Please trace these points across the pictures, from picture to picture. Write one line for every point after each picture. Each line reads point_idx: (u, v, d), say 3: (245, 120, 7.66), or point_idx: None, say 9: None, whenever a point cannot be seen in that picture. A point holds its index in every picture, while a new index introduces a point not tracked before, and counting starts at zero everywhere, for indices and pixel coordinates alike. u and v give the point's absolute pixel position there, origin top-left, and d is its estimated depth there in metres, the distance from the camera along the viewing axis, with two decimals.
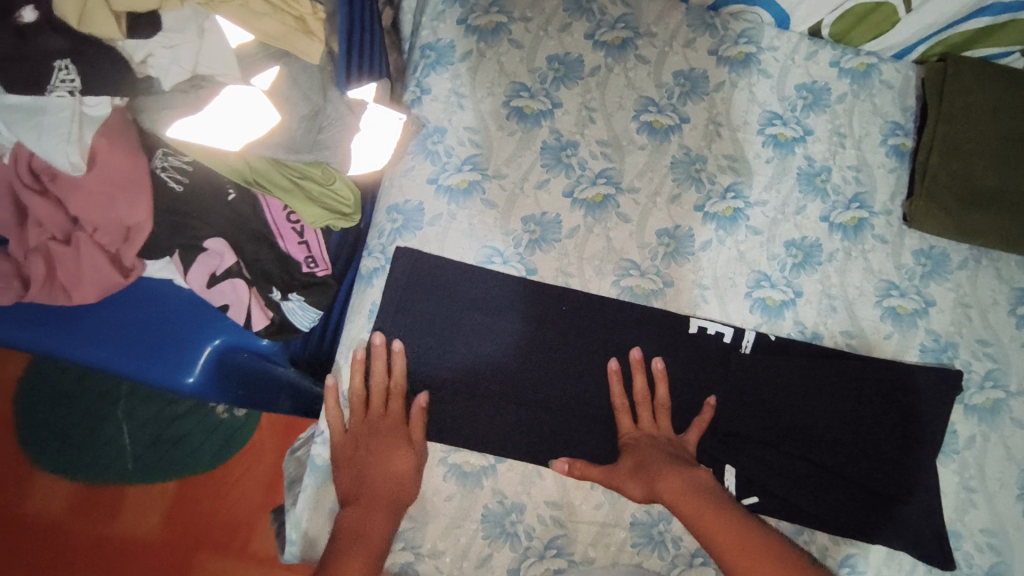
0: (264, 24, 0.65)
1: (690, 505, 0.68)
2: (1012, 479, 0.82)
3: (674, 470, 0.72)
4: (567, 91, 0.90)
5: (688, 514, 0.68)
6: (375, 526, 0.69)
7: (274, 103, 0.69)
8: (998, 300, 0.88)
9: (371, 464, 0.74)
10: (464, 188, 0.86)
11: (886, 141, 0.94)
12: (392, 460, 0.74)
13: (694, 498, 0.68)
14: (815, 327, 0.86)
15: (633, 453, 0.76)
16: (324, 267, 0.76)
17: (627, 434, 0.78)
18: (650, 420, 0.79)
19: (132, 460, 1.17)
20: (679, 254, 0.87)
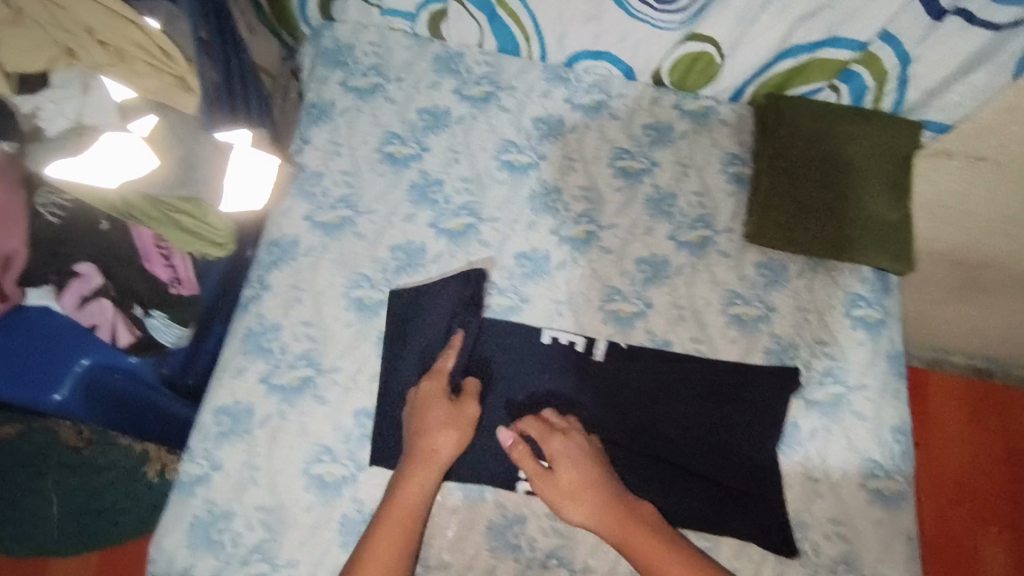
0: (145, 82, 0.78)
1: (645, 548, 0.75)
2: (854, 469, 0.86)
3: (628, 509, 0.78)
4: (435, 138, 1.02)
5: (634, 551, 0.75)
6: (407, 490, 0.77)
7: (150, 148, 0.77)
8: (834, 304, 0.96)
9: (426, 439, 0.80)
10: (337, 223, 0.95)
11: (726, 169, 1.04)
12: (442, 441, 0.80)
13: (643, 535, 0.76)
14: (665, 334, 0.93)
15: (569, 467, 0.79)
16: (190, 287, 0.85)
17: (537, 429, 0.82)
18: (561, 417, 0.83)
19: (57, 530, 1.17)
20: (535, 273, 0.95)
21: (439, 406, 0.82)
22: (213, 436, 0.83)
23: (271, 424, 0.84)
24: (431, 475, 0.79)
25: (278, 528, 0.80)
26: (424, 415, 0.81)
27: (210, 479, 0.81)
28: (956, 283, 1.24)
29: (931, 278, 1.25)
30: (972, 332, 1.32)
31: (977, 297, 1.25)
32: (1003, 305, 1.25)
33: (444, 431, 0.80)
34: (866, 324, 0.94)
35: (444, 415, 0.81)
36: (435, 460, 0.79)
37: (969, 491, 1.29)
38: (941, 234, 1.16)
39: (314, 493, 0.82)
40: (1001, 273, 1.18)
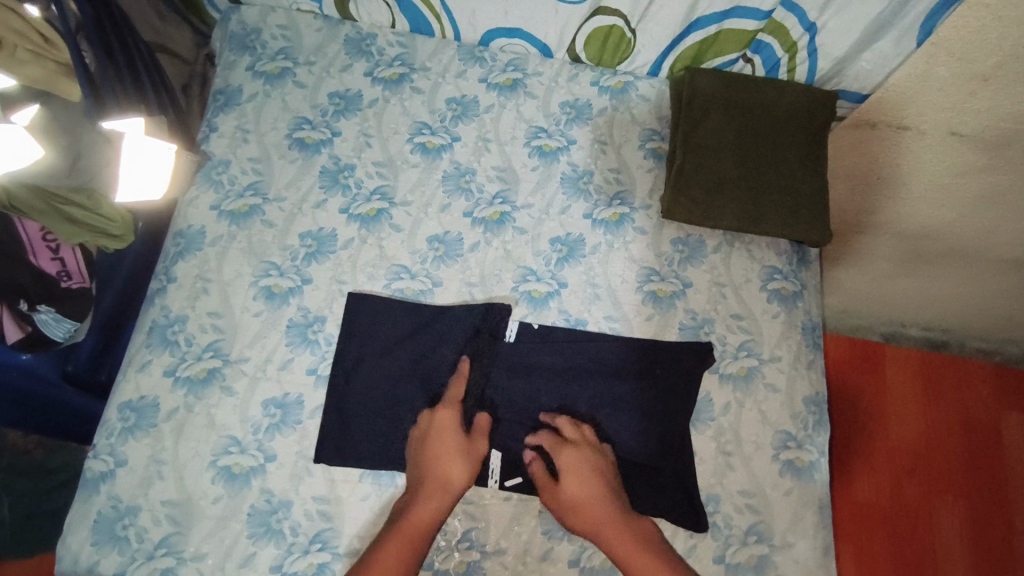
0: (28, 71, 0.75)
1: (639, 561, 0.72)
2: (766, 440, 0.86)
3: (624, 527, 0.75)
4: (346, 122, 1.00)
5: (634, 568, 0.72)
6: (426, 512, 0.74)
7: (36, 138, 0.74)
8: (749, 278, 0.96)
9: (443, 465, 0.78)
10: (245, 211, 0.93)
11: (644, 145, 1.04)
12: (456, 470, 0.77)
13: (626, 540, 0.73)
14: (579, 314, 0.92)
15: (577, 481, 0.78)
16: (81, 280, 0.83)
17: (550, 442, 0.81)
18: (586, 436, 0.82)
19: None
20: (448, 256, 0.94)
21: (450, 430, 0.80)
22: (117, 432, 0.81)
23: (177, 418, 0.82)
24: (440, 502, 0.75)
25: (185, 522, 0.79)
26: (436, 443, 0.79)
27: (113, 475, 0.80)
28: (899, 257, 1.21)
29: (873, 252, 1.22)
30: (922, 307, 1.28)
31: (919, 271, 1.22)
32: (946, 279, 1.21)
33: (456, 462, 0.78)
34: (780, 297, 0.95)
35: (453, 444, 0.79)
36: (448, 491, 0.76)
37: (924, 460, 1.26)
38: (881, 205, 1.14)
39: (222, 485, 0.80)
40: (943, 243, 1.15)
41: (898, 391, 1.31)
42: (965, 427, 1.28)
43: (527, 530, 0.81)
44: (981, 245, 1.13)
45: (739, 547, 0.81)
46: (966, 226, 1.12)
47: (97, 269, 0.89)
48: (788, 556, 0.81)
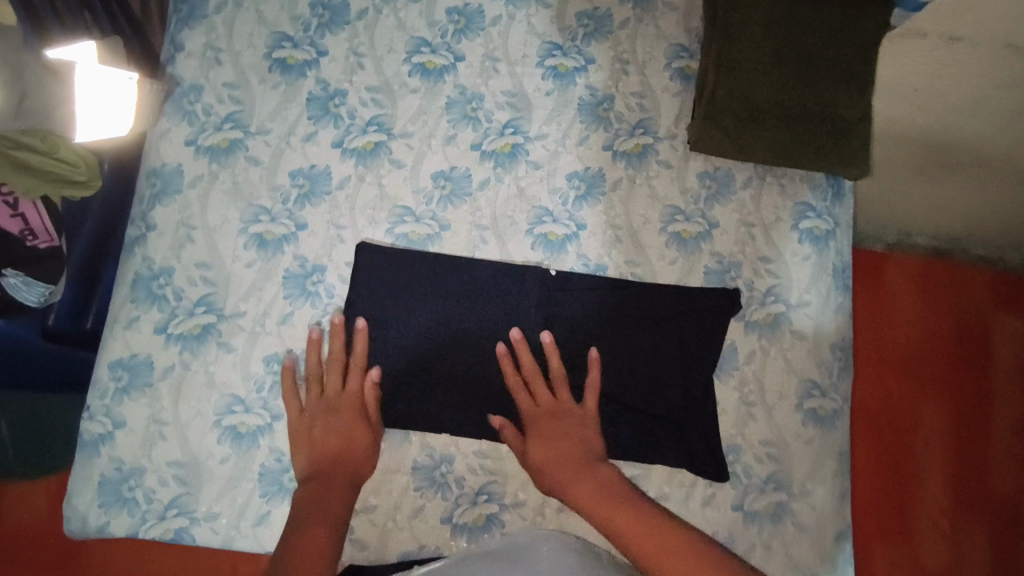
0: None
1: (602, 509, 0.70)
2: (791, 389, 0.84)
3: (586, 480, 0.73)
4: (333, 38, 0.87)
5: (600, 516, 0.70)
6: (324, 494, 0.71)
7: None
8: (781, 217, 0.89)
9: (341, 441, 0.76)
10: (226, 146, 0.83)
11: (671, 65, 0.92)
12: (357, 434, 0.76)
13: (600, 497, 0.71)
14: (599, 259, 0.86)
15: (539, 441, 0.77)
16: (48, 239, 0.74)
17: (527, 413, 0.78)
18: (548, 393, 0.79)
19: None
20: (455, 195, 0.85)
21: (345, 403, 0.78)
22: (111, 392, 0.77)
23: (175, 375, 0.78)
24: (346, 485, 0.73)
25: (193, 482, 0.76)
26: (330, 419, 0.77)
27: (112, 437, 0.77)
28: (919, 164, 1.05)
29: (891, 162, 1.06)
30: (924, 208, 1.12)
31: (938, 179, 1.06)
32: (969, 190, 1.06)
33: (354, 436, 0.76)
34: (813, 237, 0.88)
35: (348, 411, 0.77)
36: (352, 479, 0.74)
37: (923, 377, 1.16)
38: (906, 113, 0.98)
39: (228, 444, 0.77)
40: (967, 155, 1.00)
41: (898, 297, 1.19)
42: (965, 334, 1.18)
43: None
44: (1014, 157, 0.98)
45: (758, 495, 0.81)
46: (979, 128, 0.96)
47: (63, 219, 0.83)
48: (806, 503, 0.82)
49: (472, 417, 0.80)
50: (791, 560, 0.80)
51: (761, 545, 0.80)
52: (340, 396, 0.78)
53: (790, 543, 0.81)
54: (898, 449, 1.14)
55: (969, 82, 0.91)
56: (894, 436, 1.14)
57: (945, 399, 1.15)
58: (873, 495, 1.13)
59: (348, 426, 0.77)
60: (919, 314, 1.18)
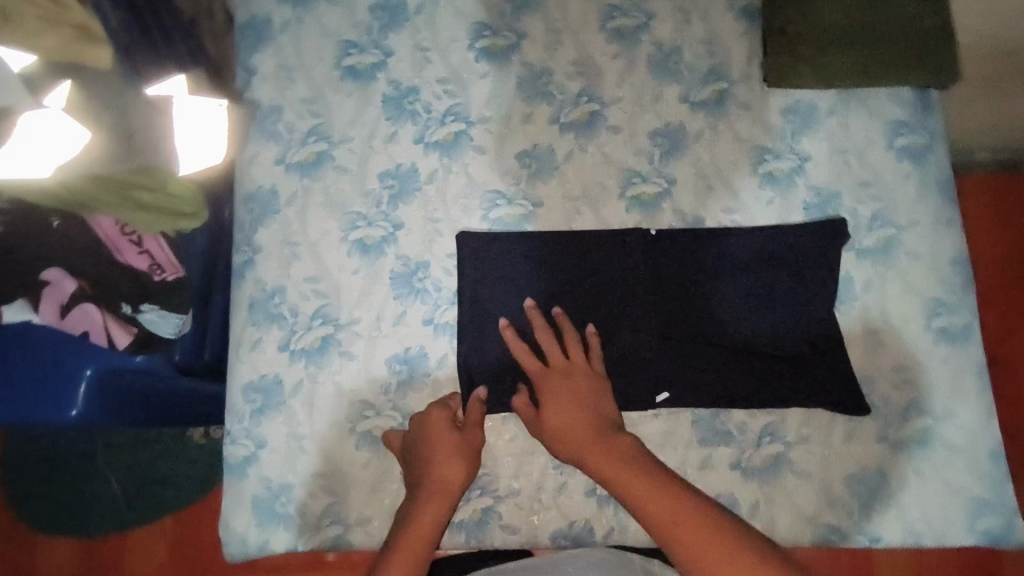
0: None
1: (624, 477, 0.67)
2: (915, 311, 0.81)
3: (601, 446, 0.70)
4: (396, 37, 0.88)
5: (614, 484, 0.68)
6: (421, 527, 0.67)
7: (81, 121, 0.63)
8: (873, 139, 0.86)
9: (437, 464, 0.72)
10: (313, 160, 0.84)
11: (733, 5, 0.90)
12: (451, 468, 0.72)
13: (626, 470, 0.67)
14: (695, 212, 0.85)
15: (552, 406, 0.74)
16: (173, 271, 0.78)
17: (538, 376, 0.76)
18: (581, 355, 0.77)
19: (127, 506, 1.16)
20: (542, 172, 0.85)
21: (439, 427, 0.75)
22: (248, 414, 0.79)
23: (305, 390, 0.80)
24: (435, 520, 0.69)
25: (341, 489, 0.78)
26: (429, 440, 0.74)
27: (257, 457, 0.78)
28: (991, 74, 0.98)
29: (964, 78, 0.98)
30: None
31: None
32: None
33: (453, 461, 0.73)
34: (911, 154, 0.86)
35: (448, 439, 0.74)
36: (452, 491, 0.72)
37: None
38: (974, 23, 0.96)
39: (367, 449, 0.79)
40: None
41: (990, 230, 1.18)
42: None
43: (682, 443, 0.80)
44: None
45: (901, 424, 0.79)
46: None
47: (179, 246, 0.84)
48: (953, 425, 0.79)
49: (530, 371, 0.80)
50: (948, 484, 0.78)
51: (913, 473, 0.78)
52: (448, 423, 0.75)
53: (943, 467, 0.78)
54: (1014, 378, 1.14)
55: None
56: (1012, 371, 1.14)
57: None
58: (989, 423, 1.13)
59: (449, 452, 0.73)
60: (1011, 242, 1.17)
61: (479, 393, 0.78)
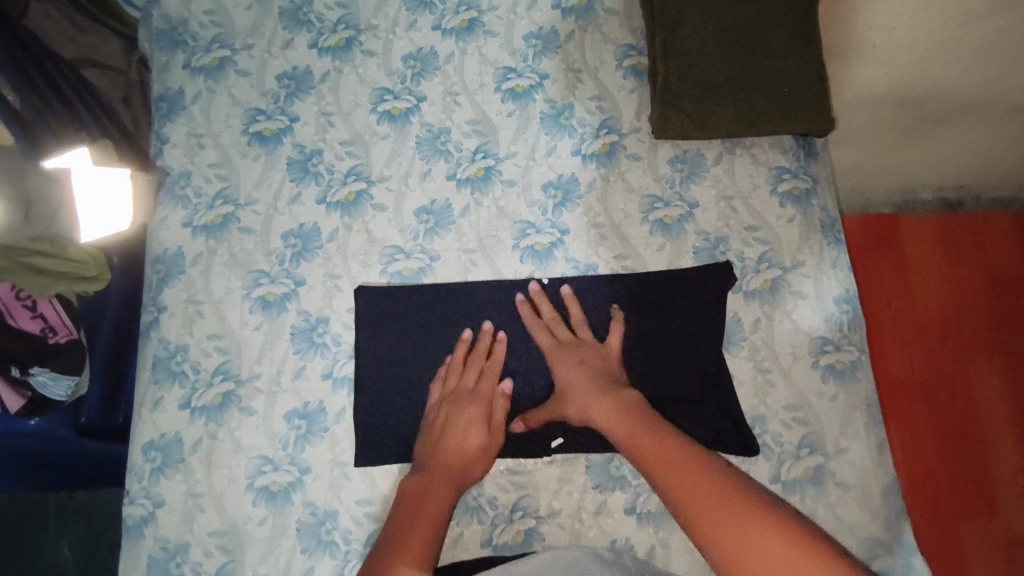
0: None
1: (648, 443, 0.67)
2: (803, 349, 0.83)
3: (639, 420, 0.70)
4: (302, 104, 0.93)
5: (646, 457, 0.67)
6: (432, 493, 0.70)
7: None
8: (758, 184, 0.90)
9: (453, 427, 0.76)
10: (219, 223, 0.88)
11: (622, 64, 0.96)
12: (473, 432, 0.76)
13: (653, 432, 0.68)
14: (588, 259, 0.88)
15: (565, 368, 0.79)
16: (67, 332, 0.78)
17: (546, 346, 0.81)
18: (567, 331, 0.82)
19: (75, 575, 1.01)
20: (440, 226, 0.88)
21: (466, 400, 0.78)
22: (147, 474, 0.80)
23: (203, 448, 0.81)
24: (444, 480, 0.71)
25: (236, 548, 0.78)
26: (455, 415, 0.77)
27: (153, 517, 0.79)
28: (902, 123, 1.05)
29: (873, 124, 1.06)
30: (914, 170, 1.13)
31: (923, 133, 1.07)
32: (958, 134, 1.07)
33: (473, 428, 0.76)
34: (794, 197, 0.89)
35: (473, 408, 0.77)
36: (458, 464, 0.74)
37: (957, 332, 1.14)
38: (876, 75, 1.00)
39: (264, 505, 0.79)
40: (945, 100, 1.01)
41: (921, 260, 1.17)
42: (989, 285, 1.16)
43: (578, 489, 0.80)
44: (992, 94, 1.00)
45: (793, 463, 0.80)
46: (962, 72, 0.98)
47: (81, 314, 0.87)
48: (843, 462, 0.79)
49: None
50: (842, 522, 0.78)
51: (806, 513, 0.78)
52: (472, 395, 0.79)
53: (836, 505, 0.78)
54: (962, 418, 1.10)
55: (935, 28, 0.94)
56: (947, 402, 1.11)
57: (1000, 356, 1.12)
58: (939, 465, 1.08)
59: (474, 416, 0.77)
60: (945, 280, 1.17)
61: (496, 338, 0.83)
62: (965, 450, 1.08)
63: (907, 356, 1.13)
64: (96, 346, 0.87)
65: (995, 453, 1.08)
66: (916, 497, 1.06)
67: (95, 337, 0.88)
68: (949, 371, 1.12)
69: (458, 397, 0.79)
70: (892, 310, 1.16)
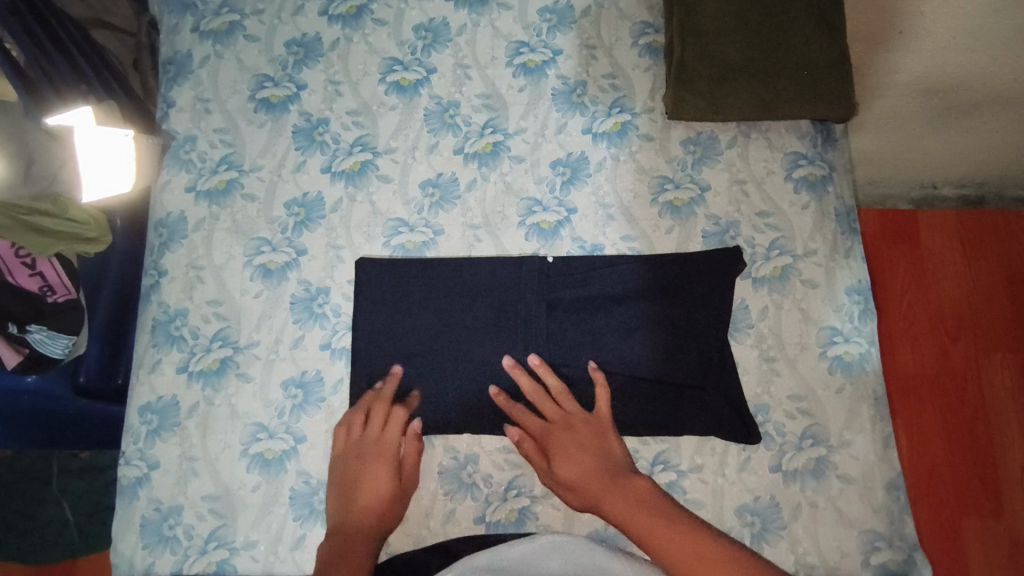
0: None
1: (639, 522, 0.67)
2: (811, 339, 0.81)
3: (616, 490, 0.71)
4: (310, 72, 0.91)
5: (645, 538, 0.66)
6: (353, 551, 0.69)
7: None
8: (772, 169, 0.88)
9: (366, 475, 0.75)
10: (222, 188, 0.87)
11: (638, 42, 0.93)
12: (377, 472, 0.75)
13: (643, 511, 0.68)
14: (594, 239, 0.86)
15: (563, 458, 0.74)
16: (65, 292, 0.79)
17: (536, 431, 0.76)
18: (555, 407, 0.77)
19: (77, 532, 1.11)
20: (445, 200, 0.87)
21: (375, 454, 0.76)
22: (143, 435, 0.80)
23: (200, 412, 0.80)
24: (366, 541, 0.71)
25: (229, 513, 0.77)
26: (367, 479, 0.75)
27: (148, 478, 0.78)
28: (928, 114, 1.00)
29: (897, 114, 1.01)
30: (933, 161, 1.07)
31: (950, 125, 1.01)
32: (982, 134, 1.01)
33: (380, 485, 0.74)
34: (810, 184, 0.87)
35: (383, 466, 0.75)
36: (381, 519, 0.73)
37: (970, 328, 1.09)
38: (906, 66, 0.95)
39: (258, 472, 0.78)
40: (975, 93, 0.96)
41: (937, 254, 1.13)
42: (1007, 283, 1.11)
43: None
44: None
45: (795, 453, 0.78)
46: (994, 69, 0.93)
47: (81, 275, 0.88)
48: (847, 455, 0.78)
49: (479, 415, 0.79)
50: (843, 516, 0.76)
51: (805, 504, 0.77)
52: (377, 445, 0.76)
53: (837, 498, 0.77)
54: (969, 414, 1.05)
55: (968, 13, 0.89)
56: (956, 397, 1.06)
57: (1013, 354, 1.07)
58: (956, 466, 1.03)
59: (381, 472, 0.75)
60: (962, 273, 1.12)
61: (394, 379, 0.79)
62: (961, 446, 1.04)
63: (913, 354, 1.09)
64: (98, 307, 0.87)
65: (1000, 451, 1.03)
66: (928, 508, 1.02)
67: (96, 298, 0.88)
68: (959, 367, 1.07)
69: (355, 447, 0.76)
70: (907, 308, 1.11)
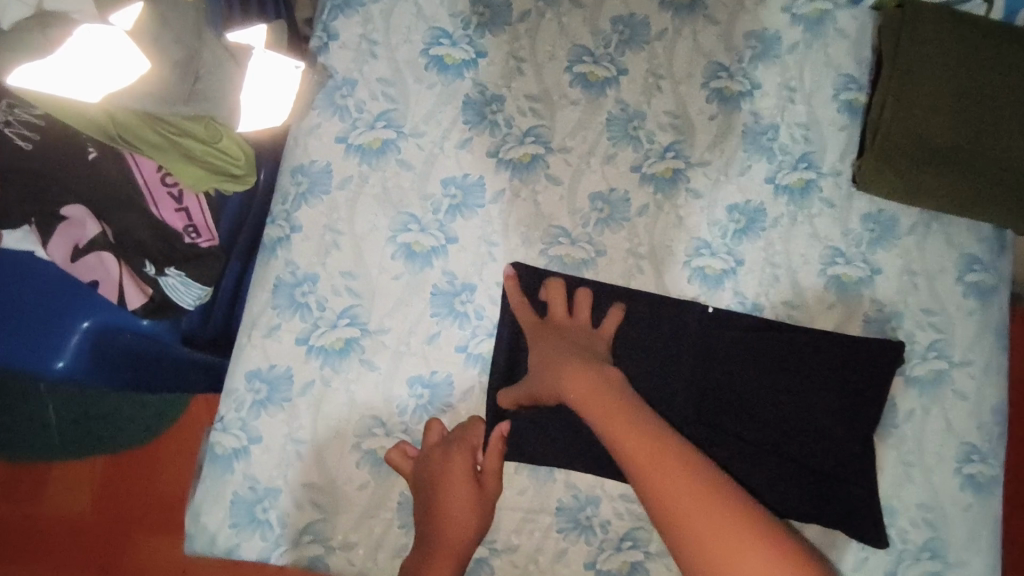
0: None
1: (642, 466, 0.54)
2: (949, 453, 0.79)
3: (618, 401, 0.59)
4: (493, 39, 0.82)
5: (635, 459, 0.54)
6: (437, 570, 0.64)
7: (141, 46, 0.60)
8: (946, 267, 0.84)
9: (445, 489, 0.68)
10: (377, 147, 0.78)
11: (838, 96, 0.87)
12: (458, 484, 0.68)
13: (637, 427, 0.56)
14: (756, 297, 0.82)
15: (559, 373, 0.64)
16: (208, 236, 0.71)
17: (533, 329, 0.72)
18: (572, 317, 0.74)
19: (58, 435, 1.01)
20: (613, 220, 0.80)
21: (454, 466, 0.69)
22: (248, 404, 0.72)
23: (314, 392, 0.73)
24: (451, 557, 0.66)
25: (330, 507, 0.71)
26: (447, 490, 0.68)
27: (247, 452, 0.71)
28: None
29: None
30: None
31: None
32: None
33: (462, 498, 0.68)
34: (979, 291, 0.83)
35: (466, 475, 0.69)
36: (465, 535, 0.67)
37: None
38: None
39: (367, 470, 0.72)
40: None
41: None
42: None
43: None
44: None
45: (912, 562, 0.77)
46: None
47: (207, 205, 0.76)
48: (961, 573, 0.77)
49: (613, 462, 0.74)
50: None
51: None
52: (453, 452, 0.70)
53: None
54: None
55: None
56: None
57: None
58: None
59: (461, 482, 0.68)
60: None
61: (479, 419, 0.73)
62: None
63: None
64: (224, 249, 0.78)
65: None
66: None
67: None
68: None
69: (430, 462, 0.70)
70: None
